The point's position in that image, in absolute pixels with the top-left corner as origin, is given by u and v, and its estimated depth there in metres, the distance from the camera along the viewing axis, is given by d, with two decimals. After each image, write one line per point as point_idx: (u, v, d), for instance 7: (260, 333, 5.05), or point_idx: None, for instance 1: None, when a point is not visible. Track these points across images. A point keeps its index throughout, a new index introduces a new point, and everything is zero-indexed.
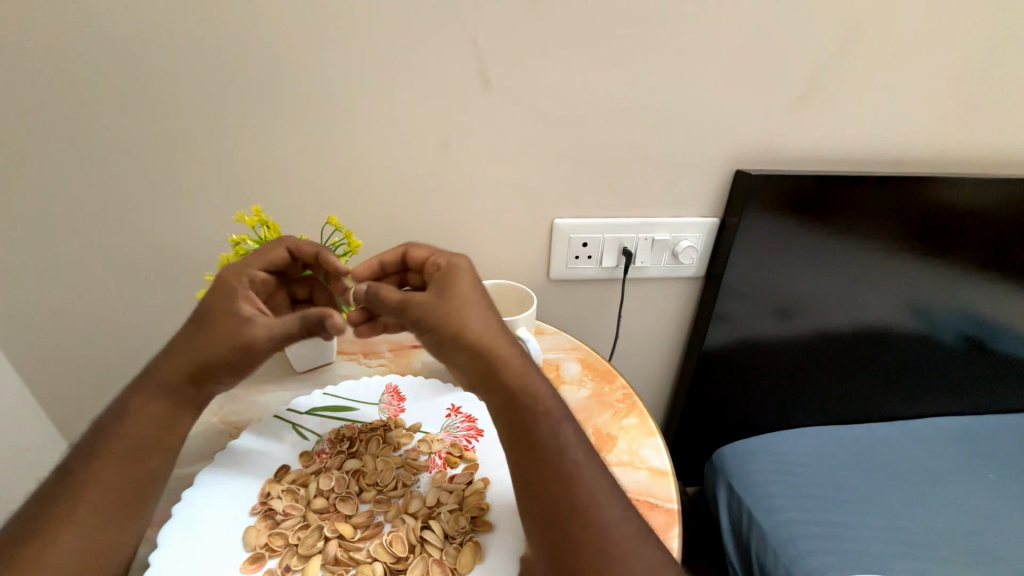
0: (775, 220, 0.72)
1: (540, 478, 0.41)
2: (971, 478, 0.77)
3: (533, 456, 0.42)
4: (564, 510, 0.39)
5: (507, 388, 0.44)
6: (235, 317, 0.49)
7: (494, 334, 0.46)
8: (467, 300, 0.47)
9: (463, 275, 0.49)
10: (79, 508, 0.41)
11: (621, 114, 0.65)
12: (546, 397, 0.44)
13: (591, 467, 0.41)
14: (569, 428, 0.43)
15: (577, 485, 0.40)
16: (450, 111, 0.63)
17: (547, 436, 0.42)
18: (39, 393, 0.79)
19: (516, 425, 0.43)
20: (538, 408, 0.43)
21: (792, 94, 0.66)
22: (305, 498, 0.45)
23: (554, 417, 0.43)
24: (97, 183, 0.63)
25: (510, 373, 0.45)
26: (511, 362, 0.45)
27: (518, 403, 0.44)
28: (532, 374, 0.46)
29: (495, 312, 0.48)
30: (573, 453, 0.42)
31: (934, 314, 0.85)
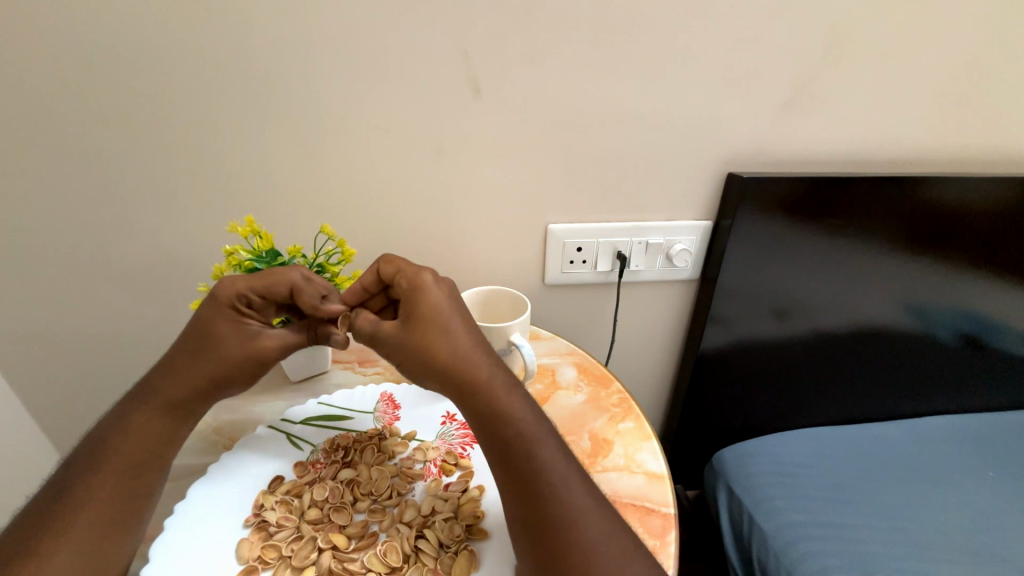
0: (768, 222, 0.72)
1: (520, 501, 0.41)
2: (972, 478, 0.77)
3: (510, 480, 0.41)
4: (543, 533, 0.39)
5: (481, 411, 0.44)
6: (239, 344, 0.49)
7: (465, 355, 0.45)
8: (436, 322, 0.45)
9: (428, 293, 0.46)
10: (75, 524, 0.40)
11: (612, 120, 0.65)
12: (522, 418, 0.43)
13: (571, 488, 0.41)
14: (547, 448, 0.42)
15: (555, 507, 0.40)
16: (443, 119, 0.63)
17: (523, 462, 0.41)
18: (32, 405, 0.78)
19: (493, 449, 0.43)
20: (511, 432, 0.42)
21: (781, 96, 0.67)
22: (299, 509, 0.45)
23: (530, 439, 0.42)
24: (89, 193, 0.63)
25: (481, 398, 0.44)
26: (483, 386, 0.44)
27: (493, 426, 0.43)
28: (508, 393, 0.44)
29: (469, 331, 0.46)
30: (551, 475, 0.41)
31: (930, 313, 0.85)
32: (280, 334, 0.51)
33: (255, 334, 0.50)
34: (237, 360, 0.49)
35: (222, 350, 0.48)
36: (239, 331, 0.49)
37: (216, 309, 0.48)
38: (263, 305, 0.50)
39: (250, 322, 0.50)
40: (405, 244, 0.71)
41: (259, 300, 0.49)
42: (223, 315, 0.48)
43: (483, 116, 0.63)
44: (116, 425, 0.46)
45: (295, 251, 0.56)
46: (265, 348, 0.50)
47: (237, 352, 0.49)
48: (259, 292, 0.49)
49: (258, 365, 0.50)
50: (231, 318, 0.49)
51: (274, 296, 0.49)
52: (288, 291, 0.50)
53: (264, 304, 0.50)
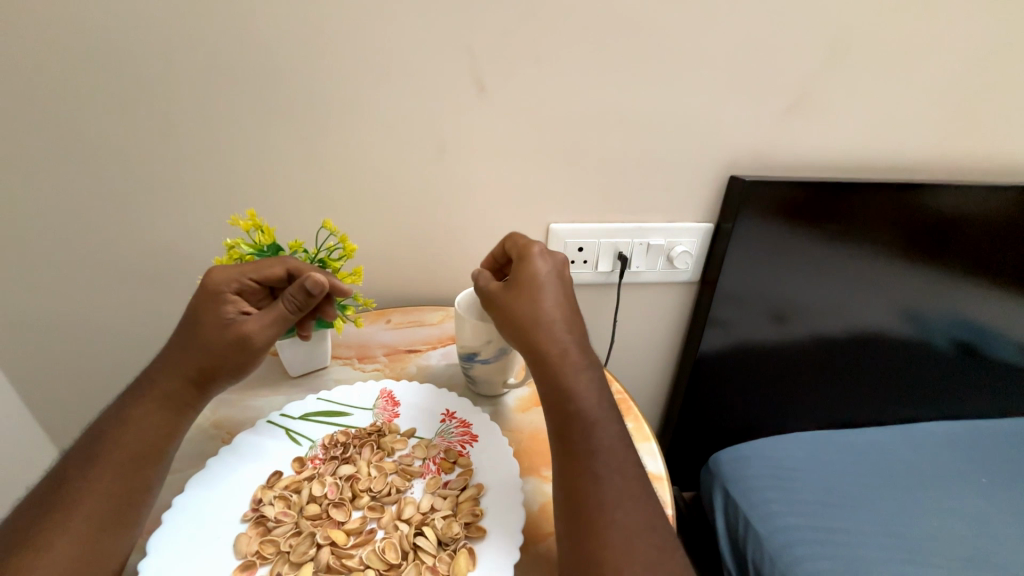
0: (769, 226, 0.72)
1: (571, 474, 0.42)
2: (965, 484, 0.78)
3: (565, 452, 0.43)
4: (587, 506, 0.40)
5: (549, 381, 0.46)
6: (225, 325, 0.48)
7: (548, 327, 0.47)
8: (533, 291, 0.47)
9: (533, 267, 0.49)
10: (74, 517, 0.40)
11: (616, 120, 0.65)
12: (588, 396, 0.45)
13: (620, 472, 0.42)
14: (606, 430, 0.44)
15: (601, 486, 0.41)
16: (446, 116, 0.63)
17: (581, 436, 0.43)
18: (31, 399, 0.78)
19: (555, 419, 0.45)
20: (574, 405, 0.45)
21: (785, 100, 0.67)
22: (297, 504, 0.45)
23: (591, 418, 0.44)
24: (88, 185, 0.63)
25: (553, 371, 0.46)
26: (557, 359, 0.46)
27: (559, 400, 0.45)
28: (582, 371, 0.46)
29: (563, 305, 0.48)
30: (606, 455, 0.42)
31: (927, 319, 0.86)
32: (261, 316, 0.49)
33: (242, 317, 0.49)
34: (218, 346, 0.48)
35: (210, 332, 0.48)
36: (228, 315, 0.49)
37: (207, 295, 0.49)
38: (258, 292, 0.51)
39: (239, 305, 0.50)
40: (406, 240, 0.71)
41: (254, 286, 0.51)
42: (214, 300, 0.49)
43: (487, 114, 0.63)
44: (117, 417, 0.46)
45: (296, 246, 0.56)
46: (249, 328, 0.48)
47: (223, 333, 0.48)
48: (254, 278, 0.51)
49: (243, 346, 0.48)
50: (221, 303, 0.49)
51: (271, 280, 0.51)
52: (283, 272, 0.51)
53: (259, 291, 0.51)
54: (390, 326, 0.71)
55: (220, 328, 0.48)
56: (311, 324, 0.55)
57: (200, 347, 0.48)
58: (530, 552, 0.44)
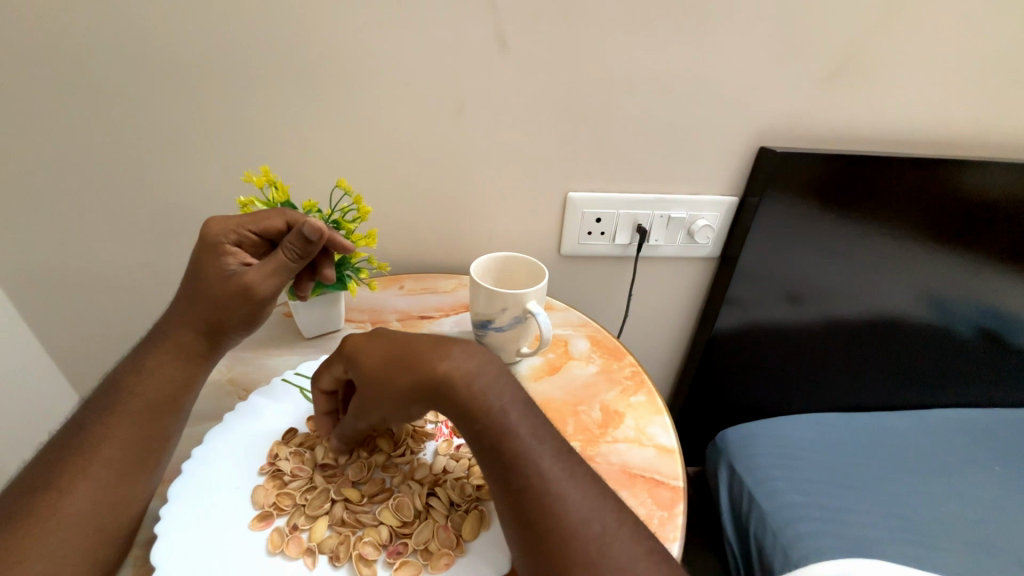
0: (796, 202, 0.69)
1: (499, 493, 0.37)
2: (975, 470, 0.77)
3: (487, 470, 0.38)
4: (522, 518, 0.36)
5: (445, 405, 0.39)
6: (227, 278, 0.48)
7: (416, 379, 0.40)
8: (367, 376, 0.42)
9: (363, 361, 0.42)
10: (95, 462, 0.41)
11: (643, 84, 0.62)
12: (492, 403, 0.39)
13: (547, 477, 0.37)
14: (520, 435, 0.38)
15: (530, 496, 0.36)
16: (464, 75, 0.60)
17: (494, 451, 0.38)
18: (54, 349, 0.80)
19: (466, 442, 0.39)
20: (477, 424, 0.38)
21: (824, 67, 0.63)
22: (312, 461, 0.45)
23: (500, 428, 0.38)
24: (100, 136, 0.61)
25: (443, 397, 0.39)
26: (441, 387, 0.39)
27: (461, 419, 0.39)
28: (474, 378, 0.39)
29: (400, 353, 0.41)
30: (523, 466, 0.37)
31: (949, 305, 0.83)
32: (257, 271, 0.48)
33: (243, 269, 0.49)
34: (222, 298, 0.48)
35: (215, 283, 0.48)
36: (230, 267, 0.48)
37: (208, 247, 0.49)
38: (258, 245, 0.50)
39: (240, 258, 0.49)
40: (420, 205, 0.70)
41: (253, 238, 0.50)
42: (215, 252, 0.49)
43: (507, 73, 0.60)
44: (136, 369, 0.47)
45: (311, 205, 0.55)
46: (248, 281, 0.47)
47: (225, 285, 0.48)
48: (253, 230, 0.50)
49: (244, 299, 0.48)
50: (222, 255, 0.49)
51: (270, 232, 0.50)
52: (283, 225, 0.50)
53: (258, 243, 0.50)
54: (403, 292, 0.70)
55: (224, 280, 0.48)
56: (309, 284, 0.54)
57: (206, 300, 0.48)
58: None
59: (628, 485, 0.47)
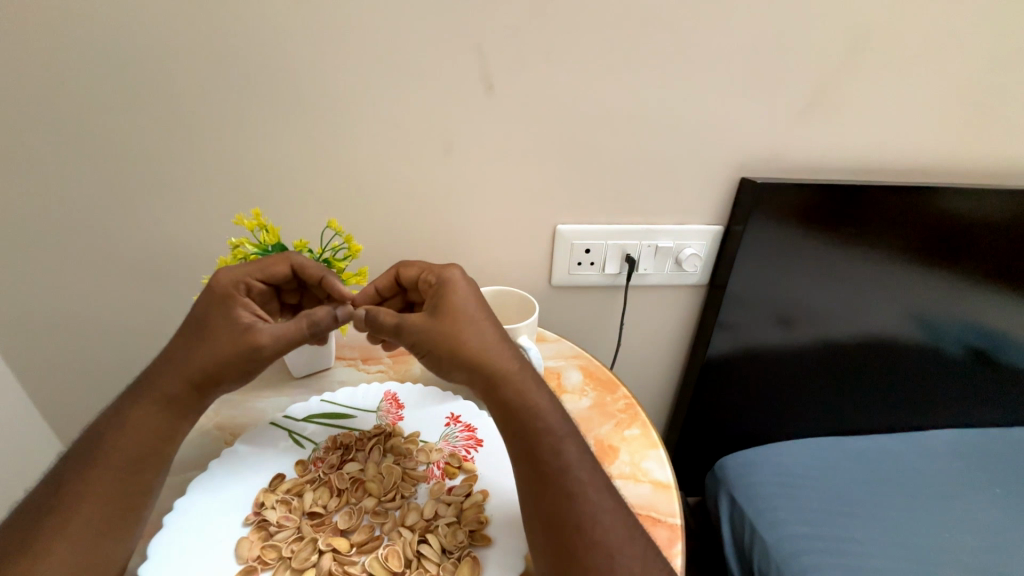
0: (779, 229, 0.71)
1: (542, 496, 0.40)
2: (976, 494, 0.76)
3: (530, 475, 0.41)
4: (568, 524, 0.39)
5: (507, 398, 0.45)
6: (239, 332, 0.48)
7: (493, 351, 0.46)
8: (455, 310, 0.48)
9: (459, 289, 0.49)
10: (72, 521, 0.40)
11: (625, 121, 0.65)
12: (551, 412, 0.44)
13: (596, 488, 0.41)
14: (574, 445, 0.43)
15: (580, 503, 0.40)
16: (453, 116, 0.62)
17: (549, 454, 0.42)
18: (36, 395, 0.78)
19: (518, 440, 0.43)
20: (540, 425, 0.43)
21: (797, 102, 0.66)
22: (299, 509, 0.44)
23: (557, 435, 0.43)
24: (94, 181, 0.62)
25: (509, 389, 0.45)
26: (513, 378, 0.46)
27: (517, 418, 0.44)
28: (536, 388, 0.46)
29: (492, 318, 0.49)
30: (575, 474, 0.41)
31: (938, 324, 0.84)
32: (275, 325, 0.48)
33: (256, 322, 0.49)
34: (223, 352, 0.47)
35: (217, 337, 0.48)
36: (242, 320, 0.48)
37: (217, 300, 0.49)
38: (265, 293, 0.52)
39: (251, 310, 0.50)
40: (412, 241, 0.70)
41: (261, 287, 0.51)
42: (225, 305, 0.49)
43: (495, 113, 0.62)
44: (119, 419, 0.46)
45: (301, 245, 0.55)
46: (265, 336, 0.48)
47: (238, 340, 0.47)
48: (260, 278, 0.51)
49: (259, 354, 0.48)
50: (233, 307, 0.49)
51: (278, 278, 0.52)
52: (288, 269, 0.52)
53: (265, 292, 0.52)
54: None
55: (228, 334, 0.48)
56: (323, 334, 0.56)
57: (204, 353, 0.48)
58: None
59: None
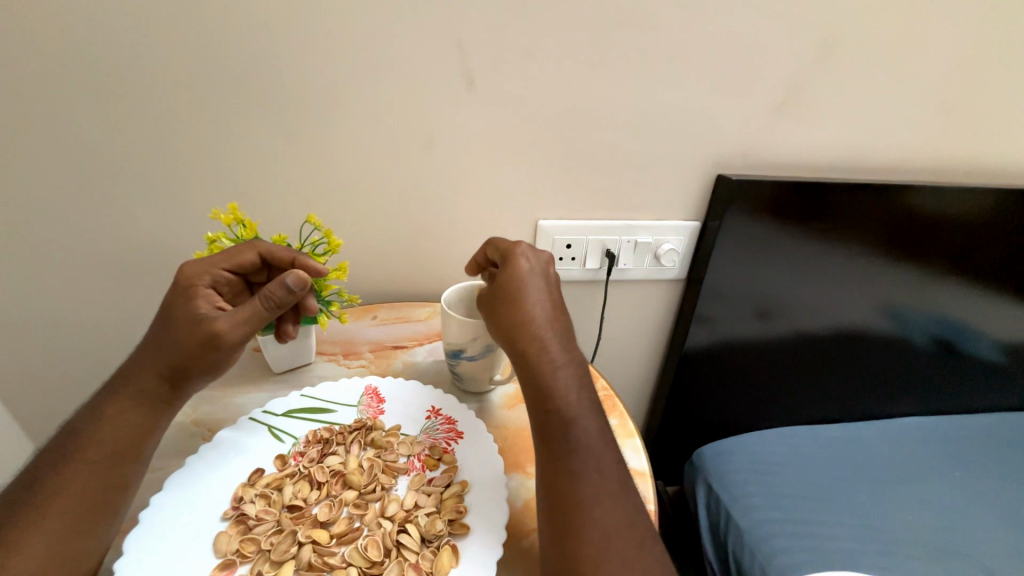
0: (753, 225, 0.73)
1: (549, 470, 0.43)
2: (937, 477, 0.80)
3: (544, 450, 0.45)
4: (568, 499, 0.41)
5: (533, 375, 0.47)
6: (197, 322, 0.47)
7: (532, 329, 0.48)
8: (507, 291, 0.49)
9: (518, 266, 0.50)
10: (45, 519, 0.39)
11: (605, 117, 0.65)
12: (572, 393, 0.46)
13: (600, 470, 0.43)
14: (586, 428, 0.45)
15: (582, 481, 0.42)
16: (435, 110, 0.62)
17: (564, 432, 0.45)
18: (3, 394, 0.75)
19: (539, 415, 0.46)
20: (559, 404, 0.46)
21: (771, 102, 0.68)
22: (279, 502, 0.44)
23: (574, 415, 0.45)
24: (61, 174, 0.60)
25: (539, 368, 0.47)
26: (545, 358, 0.47)
27: (541, 397, 0.46)
28: (562, 369, 0.47)
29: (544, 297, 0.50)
30: (583, 454, 0.44)
31: (903, 316, 0.88)
32: (235, 310, 0.47)
33: (215, 312, 0.48)
34: (189, 342, 0.46)
35: (183, 328, 0.47)
36: (200, 310, 0.47)
37: (180, 290, 0.48)
38: (234, 283, 0.51)
39: (213, 300, 0.49)
40: (393, 236, 0.70)
41: (228, 277, 0.51)
42: (187, 295, 0.48)
43: (476, 108, 0.63)
44: (94, 415, 0.45)
45: (280, 239, 0.55)
46: (221, 324, 0.47)
47: (195, 330, 0.46)
48: (228, 268, 0.51)
49: (216, 343, 0.46)
50: (194, 297, 0.48)
51: (244, 267, 0.51)
52: (255, 257, 0.51)
53: (233, 282, 0.51)
54: (376, 322, 0.70)
55: (192, 323, 0.47)
56: (292, 325, 0.56)
57: (172, 344, 0.47)
58: (513, 548, 0.44)
59: None
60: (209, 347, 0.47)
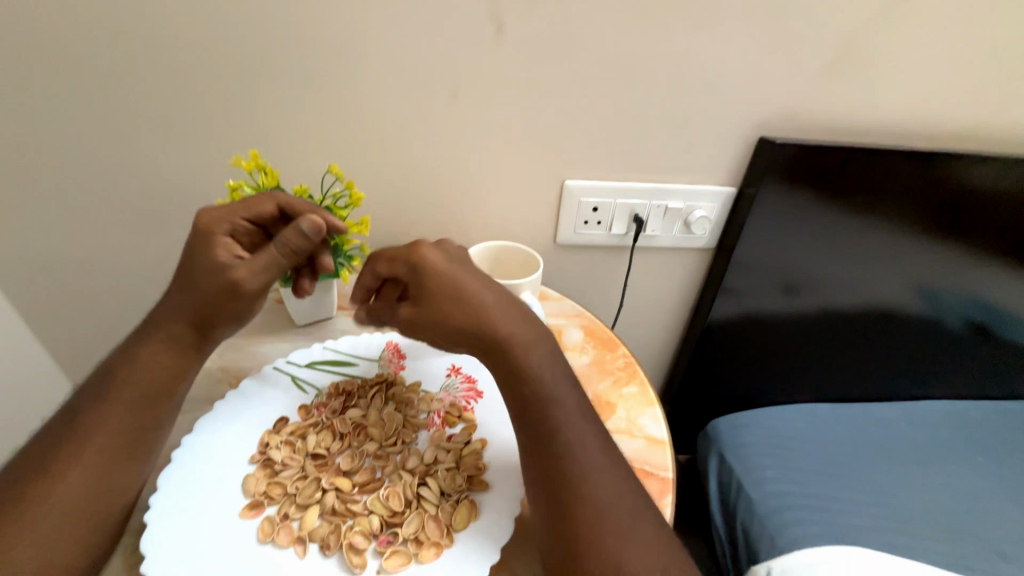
0: (792, 193, 0.69)
1: (535, 458, 0.41)
2: (960, 462, 0.78)
3: (525, 436, 0.43)
4: (558, 483, 0.40)
5: (502, 363, 0.44)
6: (217, 270, 0.47)
7: (490, 317, 0.44)
8: (443, 290, 0.44)
9: (440, 266, 0.46)
10: (85, 452, 0.41)
11: (642, 70, 0.61)
12: (547, 374, 0.43)
13: (586, 450, 0.41)
14: (568, 407, 0.43)
15: (570, 465, 0.40)
16: (460, 58, 0.59)
17: (542, 419, 0.42)
18: (43, 335, 0.79)
19: (515, 406, 0.43)
20: (534, 391, 0.43)
21: (826, 56, 0.61)
22: (303, 450, 0.45)
23: (551, 399, 0.43)
24: (83, 117, 0.60)
25: (507, 356, 0.43)
26: (512, 345, 0.43)
27: (513, 382, 0.43)
28: (533, 349, 0.44)
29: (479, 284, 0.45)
30: (566, 437, 0.41)
31: (941, 298, 0.84)
32: (254, 260, 0.47)
33: (236, 261, 0.48)
34: (210, 290, 0.47)
35: (204, 275, 0.47)
36: (220, 258, 0.47)
37: (200, 238, 0.48)
38: (253, 233, 0.50)
39: (232, 249, 0.48)
40: (414, 192, 0.69)
41: (247, 227, 0.49)
42: (207, 243, 0.47)
43: (503, 56, 0.59)
44: (127, 356, 0.46)
45: (301, 190, 0.54)
46: (242, 274, 0.46)
47: (217, 277, 0.47)
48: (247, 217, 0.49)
49: (236, 292, 0.47)
50: (213, 245, 0.47)
51: (263, 218, 0.49)
52: (275, 209, 0.50)
53: (253, 232, 0.50)
54: None
55: (212, 271, 0.47)
56: (309, 282, 0.55)
57: (195, 290, 0.47)
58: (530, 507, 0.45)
59: None
60: (231, 296, 0.47)
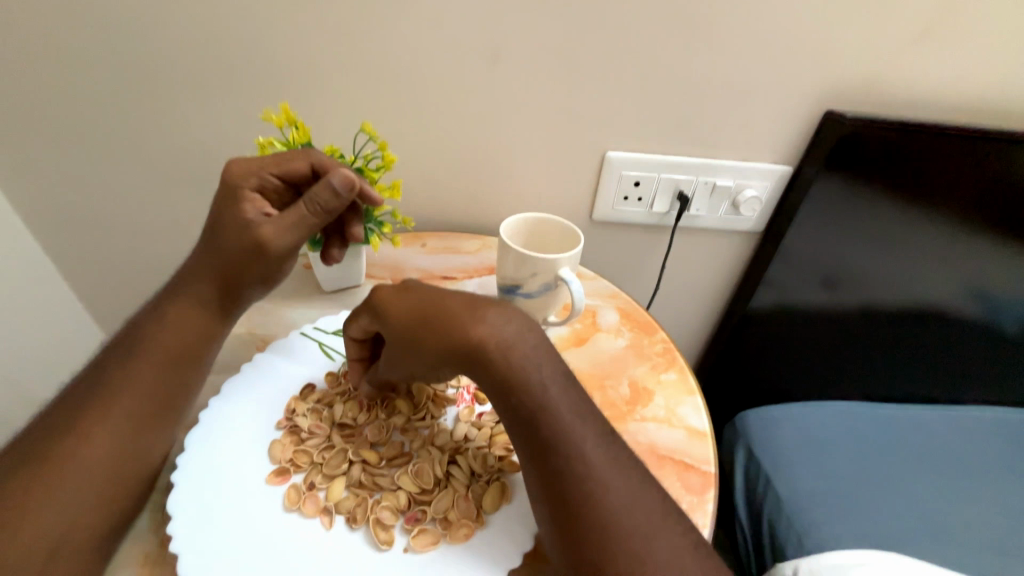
0: (857, 175, 0.63)
1: (535, 471, 0.37)
2: (1010, 473, 0.73)
3: (520, 448, 0.38)
4: (562, 496, 0.35)
5: (483, 373, 0.39)
6: (244, 226, 0.45)
7: (457, 332, 0.39)
8: (402, 326, 0.41)
9: (392, 301, 0.42)
10: (112, 410, 0.40)
11: (702, 29, 0.55)
12: (535, 377, 0.38)
13: (586, 460, 0.36)
14: (562, 412, 0.38)
15: (570, 478, 0.36)
16: (503, 11, 0.54)
17: (534, 429, 0.37)
18: (79, 289, 0.80)
19: (506, 422, 0.39)
20: (522, 400, 0.38)
21: (914, 18, 0.55)
22: (329, 419, 0.44)
23: (541, 407, 0.38)
24: (114, 67, 0.58)
25: (488, 368, 0.39)
26: (489, 354, 0.39)
27: (499, 390, 0.38)
28: (516, 349, 0.39)
29: (437, 302, 0.41)
30: (563, 446, 0.37)
31: (1005, 298, 0.77)
32: (280, 218, 0.45)
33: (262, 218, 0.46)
34: (235, 245, 0.45)
35: (231, 230, 0.46)
36: (247, 214, 0.46)
37: (228, 191, 0.46)
38: (283, 191, 0.48)
39: (260, 206, 0.46)
40: (447, 158, 0.65)
41: (277, 184, 0.47)
42: (235, 198, 0.46)
43: (550, 10, 0.54)
44: (155, 315, 0.46)
45: (332, 150, 0.51)
46: (267, 232, 0.45)
47: (243, 233, 0.45)
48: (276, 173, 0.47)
49: (262, 250, 0.45)
50: (241, 201, 0.46)
51: (294, 176, 0.47)
52: (307, 167, 0.47)
53: (282, 190, 0.48)
54: (426, 250, 0.67)
55: (239, 226, 0.45)
56: (338, 250, 0.53)
57: (221, 246, 0.46)
58: None
59: (656, 466, 0.45)
60: (257, 253, 0.45)
